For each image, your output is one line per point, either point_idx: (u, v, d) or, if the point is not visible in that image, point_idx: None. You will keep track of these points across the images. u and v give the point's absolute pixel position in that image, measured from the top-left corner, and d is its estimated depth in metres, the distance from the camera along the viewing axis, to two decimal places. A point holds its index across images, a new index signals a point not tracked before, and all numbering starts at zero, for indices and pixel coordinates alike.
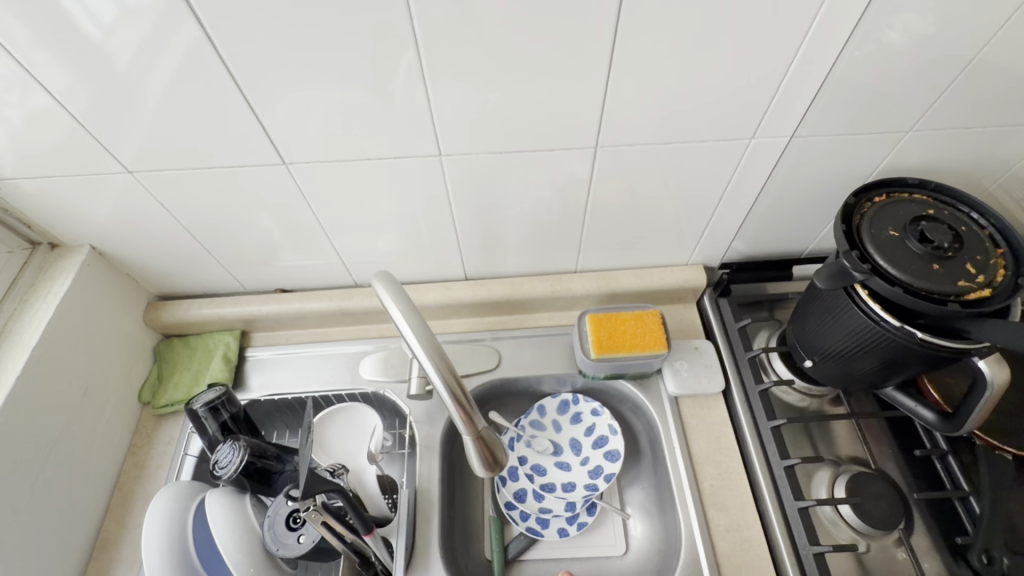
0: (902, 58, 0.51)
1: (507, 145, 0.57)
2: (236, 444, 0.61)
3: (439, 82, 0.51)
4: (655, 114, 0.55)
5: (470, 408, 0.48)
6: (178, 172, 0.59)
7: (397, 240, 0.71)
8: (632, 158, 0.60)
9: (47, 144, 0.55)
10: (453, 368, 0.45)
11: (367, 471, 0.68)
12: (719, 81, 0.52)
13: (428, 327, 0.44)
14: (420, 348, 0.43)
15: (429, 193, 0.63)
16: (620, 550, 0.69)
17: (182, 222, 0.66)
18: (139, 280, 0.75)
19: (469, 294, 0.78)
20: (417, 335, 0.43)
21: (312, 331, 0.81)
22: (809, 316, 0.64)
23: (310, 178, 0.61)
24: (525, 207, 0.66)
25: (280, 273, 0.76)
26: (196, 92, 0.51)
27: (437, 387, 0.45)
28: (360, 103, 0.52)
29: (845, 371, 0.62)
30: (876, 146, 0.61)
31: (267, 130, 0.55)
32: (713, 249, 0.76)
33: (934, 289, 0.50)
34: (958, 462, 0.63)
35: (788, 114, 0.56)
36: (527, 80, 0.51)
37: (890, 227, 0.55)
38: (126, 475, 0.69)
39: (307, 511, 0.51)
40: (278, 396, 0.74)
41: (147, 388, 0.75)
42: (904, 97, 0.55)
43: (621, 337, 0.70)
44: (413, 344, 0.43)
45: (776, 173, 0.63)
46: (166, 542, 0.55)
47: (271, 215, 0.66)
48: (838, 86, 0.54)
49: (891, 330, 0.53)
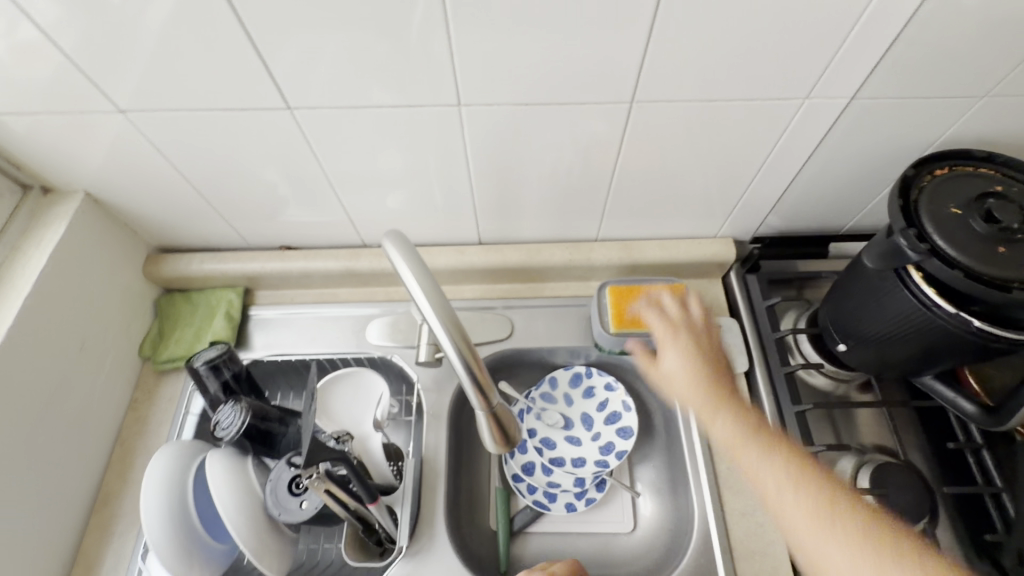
0: (990, 13, 0.45)
1: (533, 98, 0.52)
2: (237, 406, 0.59)
3: (462, 24, 0.45)
4: (701, 67, 0.49)
5: (485, 384, 0.45)
6: (174, 114, 0.54)
7: (408, 198, 0.66)
8: (670, 117, 0.54)
9: (35, 79, 0.50)
10: (468, 339, 0.41)
11: (372, 438, 0.63)
12: (779, 30, 0.45)
13: (442, 292, 0.40)
14: (432, 313, 0.39)
15: (444, 147, 0.58)
16: (627, 527, 0.67)
17: (182, 171, 0.62)
18: (138, 230, 0.71)
19: (482, 260, 0.73)
20: (431, 301, 0.39)
21: (318, 291, 0.78)
22: (847, 297, 0.59)
23: (317, 127, 0.56)
24: (547, 166, 0.61)
25: (283, 229, 0.73)
26: (193, 23, 0.46)
27: (449, 357, 0.41)
28: (373, 46, 0.47)
29: (882, 357, 0.58)
30: (941, 114, 0.55)
31: (271, 73, 0.50)
32: (745, 221, 0.70)
33: (997, 274, 0.45)
34: (994, 458, 0.59)
35: (850, 73, 0.50)
36: (561, 24, 0.45)
37: (952, 205, 0.49)
38: (127, 430, 0.68)
39: (311, 479, 0.49)
40: (281, 356, 0.72)
41: (148, 342, 0.72)
42: (984, 56, 0.49)
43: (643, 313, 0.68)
44: (425, 311, 0.40)
45: (827, 140, 0.57)
46: (179, 480, 0.55)
47: (277, 166, 0.61)
48: (912, 46, 0.47)
49: (944, 317, 0.49)
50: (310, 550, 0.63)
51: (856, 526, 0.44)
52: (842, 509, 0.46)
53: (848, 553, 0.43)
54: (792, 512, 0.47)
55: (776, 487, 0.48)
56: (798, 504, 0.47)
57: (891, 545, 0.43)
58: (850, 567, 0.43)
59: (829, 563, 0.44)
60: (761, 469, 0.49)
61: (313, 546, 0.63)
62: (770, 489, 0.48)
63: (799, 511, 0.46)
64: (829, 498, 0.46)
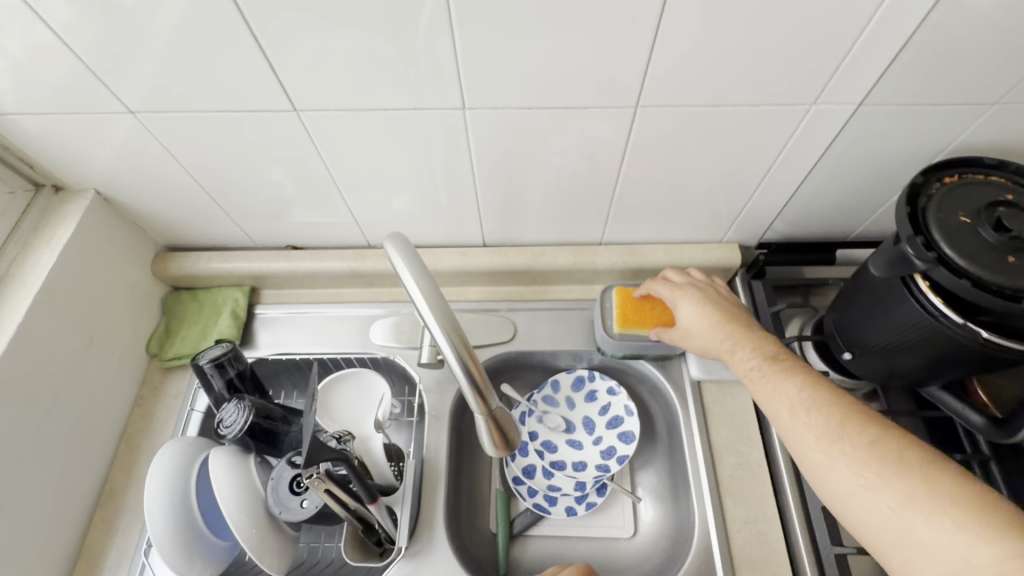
0: (1002, 19, 0.44)
1: (537, 102, 0.52)
2: (241, 404, 0.60)
3: (466, 28, 0.45)
4: (709, 71, 0.48)
5: (484, 388, 0.44)
6: (183, 115, 0.55)
7: (414, 200, 0.66)
8: (677, 122, 0.54)
9: (48, 81, 0.51)
10: (466, 341, 0.41)
11: (373, 438, 0.63)
12: (786, 36, 0.45)
13: (441, 294, 0.40)
14: (430, 315, 0.39)
15: (449, 150, 0.58)
16: (628, 532, 0.67)
17: (190, 171, 0.63)
18: (146, 229, 0.72)
19: (486, 262, 0.73)
20: (429, 302, 0.39)
21: (322, 291, 0.78)
22: (854, 304, 0.59)
23: (323, 128, 0.56)
24: (552, 170, 0.61)
25: (290, 229, 0.73)
26: (202, 26, 0.46)
27: (447, 359, 0.41)
28: (379, 50, 0.47)
29: (888, 366, 0.57)
30: (952, 121, 0.54)
31: (278, 76, 0.50)
32: (751, 227, 0.70)
33: (1007, 284, 0.44)
34: (1002, 471, 0.58)
35: (858, 79, 0.49)
36: (565, 28, 0.45)
37: (962, 213, 0.49)
38: (133, 425, 0.69)
39: (311, 479, 0.49)
40: (285, 355, 0.72)
41: (154, 339, 0.73)
42: (995, 62, 0.48)
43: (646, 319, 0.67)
44: (423, 311, 0.39)
45: (836, 145, 0.57)
46: (183, 479, 0.56)
47: (284, 168, 0.62)
48: (922, 51, 0.47)
49: (952, 327, 0.48)
50: (311, 548, 0.64)
51: (864, 433, 0.43)
52: (849, 420, 0.44)
53: (848, 462, 0.42)
54: (798, 430, 0.46)
55: (779, 409, 0.49)
56: (805, 421, 0.46)
57: (905, 458, 0.40)
58: (847, 475, 0.42)
59: (835, 478, 0.43)
60: (768, 392, 0.50)
61: (314, 544, 0.64)
62: (772, 412, 0.49)
63: (802, 425, 0.46)
64: (838, 411, 0.45)
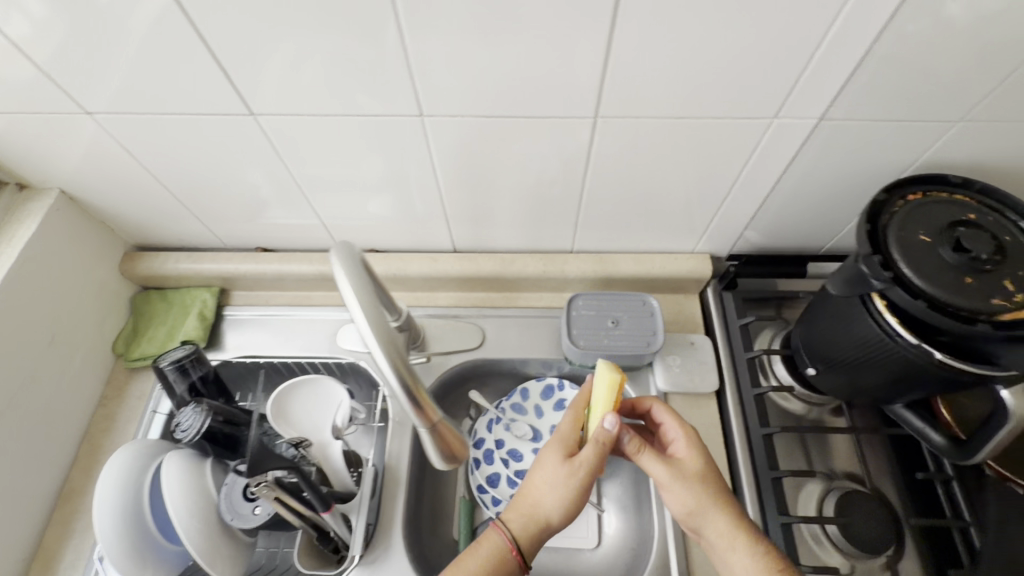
0: (963, 35, 0.43)
1: (496, 110, 0.51)
2: (198, 408, 0.60)
3: (417, 36, 0.45)
4: (665, 82, 0.48)
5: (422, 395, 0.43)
6: (141, 117, 0.54)
7: (392, 204, 0.66)
8: (638, 134, 0.53)
9: (4, 83, 0.51)
10: (398, 344, 0.41)
11: (332, 445, 0.62)
12: (740, 50, 0.45)
13: (374, 293, 0.41)
14: (360, 313, 0.40)
15: (411, 156, 0.58)
16: (591, 543, 0.67)
17: (154, 173, 0.62)
18: (115, 228, 0.72)
19: (455, 269, 0.73)
20: (361, 299, 0.40)
21: (292, 294, 0.78)
22: (818, 319, 0.58)
23: (283, 132, 0.56)
24: (516, 178, 0.61)
25: (258, 230, 0.73)
26: (151, 28, 0.46)
27: (378, 362, 0.40)
28: (333, 56, 0.47)
29: (852, 383, 0.57)
30: (917, 138, 0.53)
31: (233, 81, 0.50)
32: (722, 238, 0.69)
33: (963, 305, 0.44)
34: (963, 490, 0.58)
35: (819, 93, 0.48)
36: (517, 37, 0.44)
37: (922, 232, 0.48)
38: (96, 425, 0.69)
39: (258, 488, 0.49)
40: (250, 358, 0.72)
41: (121, 339, 0.73)
42: (957, 79, 0.47)
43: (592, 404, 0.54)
44: (354, 310, 0.40)
45: (798, 162, 0.56)
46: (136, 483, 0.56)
47: (263, 169, 0.61)
48: (883, 66, 0.46)
49: (908, 348, 0.47)
50: (270, 553, 0.63)
51: None
52: None
53: None
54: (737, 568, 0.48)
55: None
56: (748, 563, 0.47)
57: None
58: None
59: None
60: None
61: (273, 549, 0.64)
62: None
63: None
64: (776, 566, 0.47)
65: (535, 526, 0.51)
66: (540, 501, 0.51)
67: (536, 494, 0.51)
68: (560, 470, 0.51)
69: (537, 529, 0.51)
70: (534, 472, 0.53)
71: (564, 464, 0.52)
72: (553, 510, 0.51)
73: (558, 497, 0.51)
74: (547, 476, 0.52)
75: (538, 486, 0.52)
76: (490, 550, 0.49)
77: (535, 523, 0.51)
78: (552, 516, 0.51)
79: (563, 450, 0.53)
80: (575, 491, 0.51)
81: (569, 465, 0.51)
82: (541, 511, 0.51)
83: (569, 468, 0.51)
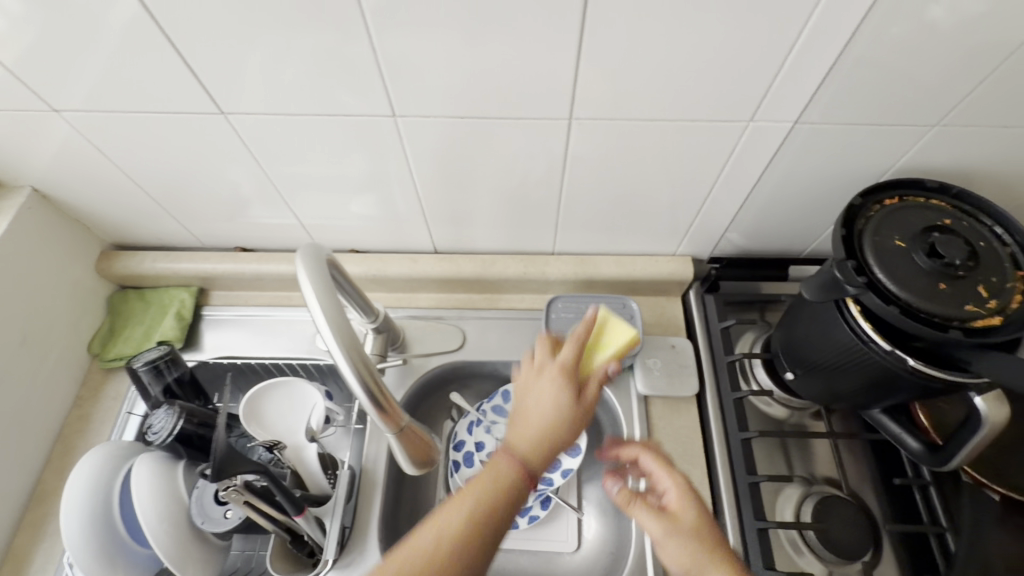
0: (939, 38, 0.43)
1: (471, 111, 0.51)
2: (171, 410, 0.59)
3: (386, 36, 0.44)
4: (639, 83, 0.47)
5: (387, 400, 0.43)
6: (110, 115, 0.54)
7: (375, 204, 0.65)
8: (614, 135, 0.53)
9: None
10: (361, 348, 0.41)
11: (306, 448, 0.62)
12: (713, 53, 0.44)
13: (337, 300, 0.41)
14: (322, 318, 0.40)
15: (386, 157, 0.57)
16: (571, 546, 0.66)
17: (127, 173, 0.62)
18: (90, 227, 0.71)
19: (436, 270, 0.72)
20: (323, 305, 0.40)
21: (272, 294, 0.77)
22: (797, 324, 0.58)
23: (255, 131, 0.55)
24: (494, 180, 0.60)
25: (237, 230, 0.72)
26: (115, 27, 0.45)
27: (340, 367, 0.40)
28: (301, 56, 0.46)
29: (829, 388, 0.56)
30: (894, 142, 0.53)
31: (201, 80, 0.49)
32: (704, 240, 0.69)
33: (936, 311, 0.43)
34: (940, 495, 0.57)
35: (794, 96, 0.48)
36: (486, 38, 0.44)
37: (897, 236, 0.48)
38: (71, 426, 0.68)
39: (227, 492, 0.48)
40: (228, 359, 0.71)
41: (97, 339, 0.72)
42: (934, 83, 0.47)
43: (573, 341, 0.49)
44: (316, 315, 0.40)
45: (775, 165, 0.56)
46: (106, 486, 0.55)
47: (245, 168, 0.60)
48: (859, 69, 0.46)
49: (882, 354, 0.47)
50: (245, 556, 0.63)
51: None
52: None
53: None
54: None
55: None
56: None
57: None
58: None
59: None
60: None
61: (249, 552, 0.63)
62: None
63: None
64: None
65: (541, 445, 0.41)
66: (543, 416, 0.42)
67: (527, 412, 0.42)
68: (548, 387, 0.43)
69: (547, 440, 0.41)
70: (516, 399, 0.45)
71: (553, 380, 0.44)
72: (563, 424, 0.42)
73: (551, 407, 0.42)
74: (535, 395, 0.43)
75: (540, 406, 0.42)
76: (474, 489, 0.38)
77: (533, 433, 0.41)
78: (562, 431, 0.41)
79: (547, 367, 0.45)
80: (571, 400, 0.43)
81: (558, 379, 0.44)
82: (538, 420, 0.42)
83: (558, 382, 0.44)
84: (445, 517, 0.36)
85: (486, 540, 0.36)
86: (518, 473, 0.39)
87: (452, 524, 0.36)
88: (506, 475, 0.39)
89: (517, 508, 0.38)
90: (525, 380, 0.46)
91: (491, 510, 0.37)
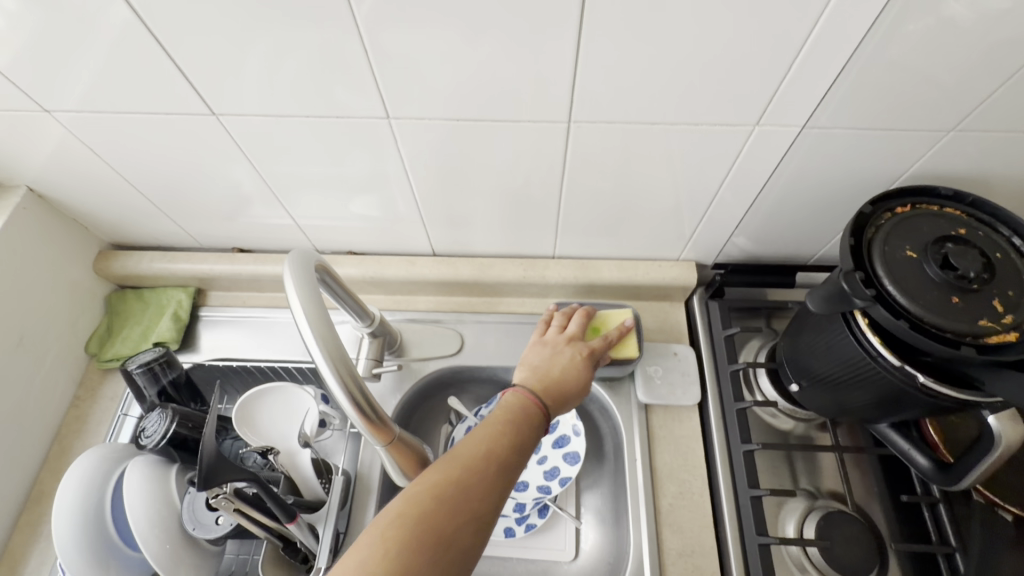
0: (959, 38, 0.41)
1: (467, 112, 0.49)
2: (163, 413, 0.58)
3: (378, 36, 0.43)
4: (638, 84, 0.45)
5: (375, 415, 0.42)
6: (101, 116, 0.53)
7: (373, 205, 0.64)
8: (615, 138, 0.51)
9: None
10: (346, 357, 0.40)
11: (301, 453, 0.61)
12: (715, 52, 0.42)
13: (323, 307, 0.40)
14: (308, 326, 0.39)
15: (382, 159, 0.56)
16: (568, 555, 0.64)
17: (121, 173, 0.61)
18: (88, 227, 0.71)
19: (434, 272, 0.71)
20: (310, 313, 0.39)
21: (270, 295, 0.77)
22: (803, 333, 0.56)
23: (247, 132, 0.54)
24: (492, 182, 0.58)
25: (235, 231, 0.71)
26: (101, 26, 0.44)
27: (324, 377, 0.39)
28: (289, 55, 0.45)
29: (835, 401, 0.54)
30: (908, 146, 0.51)
31: (192, 82, 0.49)
32: (708, 245, 0.67)
33: (948, 326, 0.41)
34: (949, 513, 0.56)
35: (804, 99, 0.46)
36: (481, 38, 0.42)
37: (908, 247, 0.46)
38: (69, 426, 0.68)
39: (217, 499, 0.47)
40: (223, 361, 0.71)
41: (94, 339, 0.72)
42: (952, 85, 0.44)
43: (603, 326, 0.65)
44: (302, 324, 0.39)
45: (782, 169, 0.54)
46: (98, 491, 0.54)
47: (248, 168, 0.59)
48: (871, 71, 0.44)
49: (888, 368, 0.45)
50: (240, 559, 0.62)
51: None
52: None
53: None
54: None
55: None
56: None
57: None
58: None
59: None
60: None
61: (244, 556, 0.63)
62: None
63: None
64: None
65: (556, 395, 0.53)
66: (562, 372, 0.56)
67: (553, 373, 0.55)
68: (572, 353, 0.58)
69: (557, 394, 0.54)
70: (540, 362, 0.57)
71: (574, 349, 0.59)
72: (576, 384, 0.55)
73: (570, 368, 0.57)
74: (560, 361, 0.57)
75: (559, 365, 0.56)
76: (491, 430, 0.46)
77: (553, 388, 0.54)
78: (574, 390, 0.55)
79: (568, 335, 0.61)
80: (589, 367, 0.58)
81: (579, 348, 0.59)
82: (559, 379, 0.55)
83: (577, 349, 0.59)
84: (463, 450, 0.43)
85: (496, 471, 0.43)
86: (537, 419, 0.50)
87: (475, 452, 0.43)
88: (530, 419, 0.49)
89: (526, 451, 0.46)
90: (551, 348, 0.59)
91: (510, 445, 0.45)
